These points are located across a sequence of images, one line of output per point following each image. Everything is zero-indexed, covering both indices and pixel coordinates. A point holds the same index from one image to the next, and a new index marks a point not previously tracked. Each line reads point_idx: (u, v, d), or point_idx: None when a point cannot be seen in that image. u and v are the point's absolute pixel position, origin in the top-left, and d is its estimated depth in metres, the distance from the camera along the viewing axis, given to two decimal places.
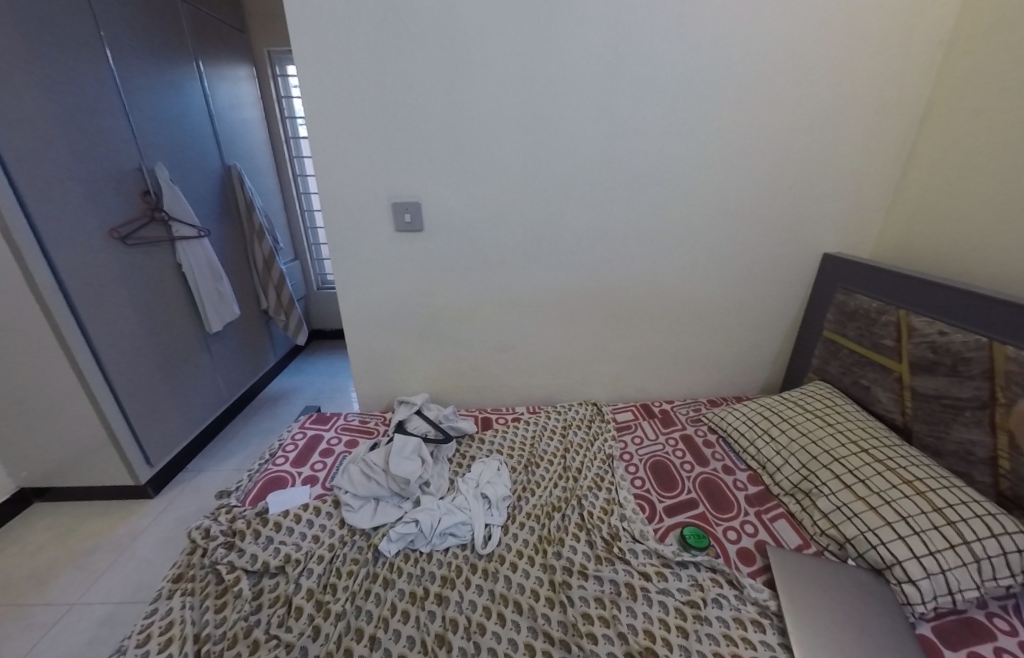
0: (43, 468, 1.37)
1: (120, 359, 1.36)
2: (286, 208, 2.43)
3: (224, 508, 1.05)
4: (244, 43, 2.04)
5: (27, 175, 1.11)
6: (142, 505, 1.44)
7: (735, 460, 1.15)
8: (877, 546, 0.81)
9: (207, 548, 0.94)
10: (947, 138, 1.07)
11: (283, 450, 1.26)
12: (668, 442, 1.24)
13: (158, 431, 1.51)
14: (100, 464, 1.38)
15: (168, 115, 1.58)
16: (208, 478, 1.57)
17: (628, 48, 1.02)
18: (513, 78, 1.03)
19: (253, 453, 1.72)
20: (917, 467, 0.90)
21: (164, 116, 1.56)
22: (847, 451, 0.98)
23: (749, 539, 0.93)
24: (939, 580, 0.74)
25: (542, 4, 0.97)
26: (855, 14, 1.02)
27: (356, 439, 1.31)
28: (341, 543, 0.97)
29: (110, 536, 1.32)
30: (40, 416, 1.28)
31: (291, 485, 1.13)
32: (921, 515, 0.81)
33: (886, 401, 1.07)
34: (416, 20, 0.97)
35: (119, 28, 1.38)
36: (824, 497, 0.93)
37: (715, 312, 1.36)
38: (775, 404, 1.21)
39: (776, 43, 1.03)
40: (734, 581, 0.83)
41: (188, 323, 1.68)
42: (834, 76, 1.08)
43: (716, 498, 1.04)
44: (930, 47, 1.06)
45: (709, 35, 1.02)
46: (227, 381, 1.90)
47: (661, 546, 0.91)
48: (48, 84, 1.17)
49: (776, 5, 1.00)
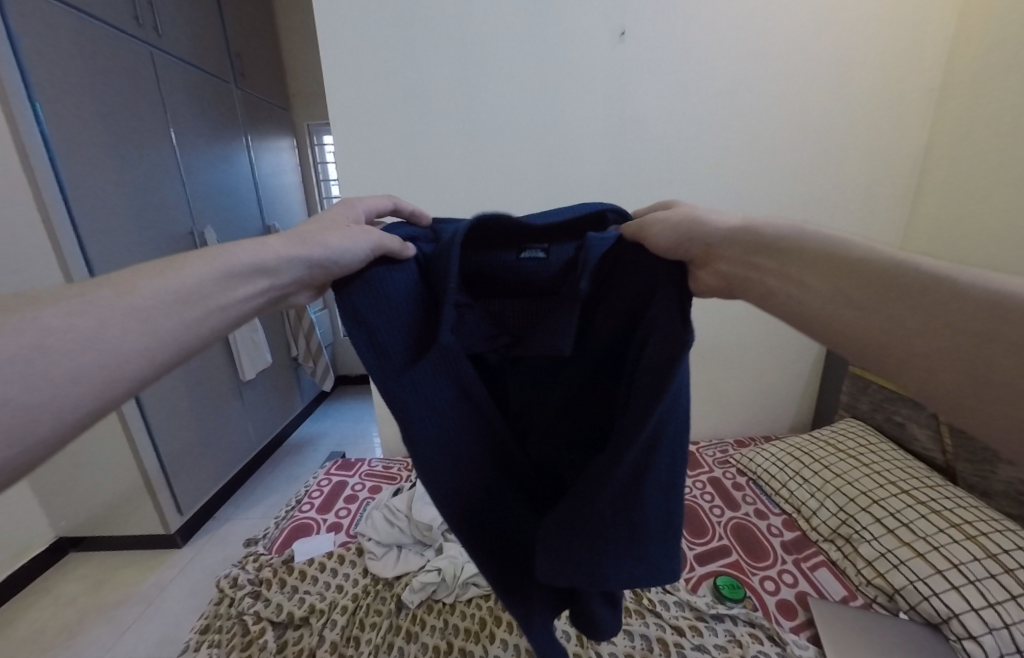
0: (81, 518, 1.42)
1: (161, 408, 1.45)
2: None
3: (252, 557, 1.09)
4: (287, 120, 2.31)
5: (98, 245, 1.28)
6: (170, 555, 1.46)
7: (768, 504, 1.11)
8: (930, 597, 0.75)
9: (234, 597, 0.98)
10: (948, 176, 1.13)
11: (309, 497, 1.29)
12: (695, 486, 1.20)
13: (191, 479, 1.57)
14: (135, 512, 1.43)
15: (217, 184, 1.79)
16: (234, 527, 1.59)
17: (632, 114, 1.12)
18: (527, 140, 1.13)
19: (278, 501, 1.75)
20: (963, 508, 0.86)
21: (214, 186, 1.76)
22: (886, 493, 0.93)
23: (788, 590, 0.88)
24: (1004, 637, 0.68)
25: (556, 82, 1.08)
26: (844, 71, 1.11)
27: (380, 485, 1.32)
28: (364, 593, 0.97)
29: (139, 588, 1.33)
30: (76, 465, 1.34)
31: (316, 533, 1.14)
32: (975, 562, 0.76)
33: (925, 440, 1.03)
34: (441, 103, 1.08)
35: (185, 116, 1.62)
36: (866, 543, 0.88)
37: (735, 350, 1.35)
38: (806, 444, 1.17)
39: (774, 103, 1.12)
40: (775, 637, 0.78)
41: (224, 371, 1.77)
42: (836, 124, 1.15)
43: (750, 545, 0.99)
44: (919, 93, 1.13)
45: (708, 94, 1.11)
46: (256, 429, 1.97)
47: (693, 598, 0.86)
48: (122, 169, 1.36)
49: (774, 68, 1.09)
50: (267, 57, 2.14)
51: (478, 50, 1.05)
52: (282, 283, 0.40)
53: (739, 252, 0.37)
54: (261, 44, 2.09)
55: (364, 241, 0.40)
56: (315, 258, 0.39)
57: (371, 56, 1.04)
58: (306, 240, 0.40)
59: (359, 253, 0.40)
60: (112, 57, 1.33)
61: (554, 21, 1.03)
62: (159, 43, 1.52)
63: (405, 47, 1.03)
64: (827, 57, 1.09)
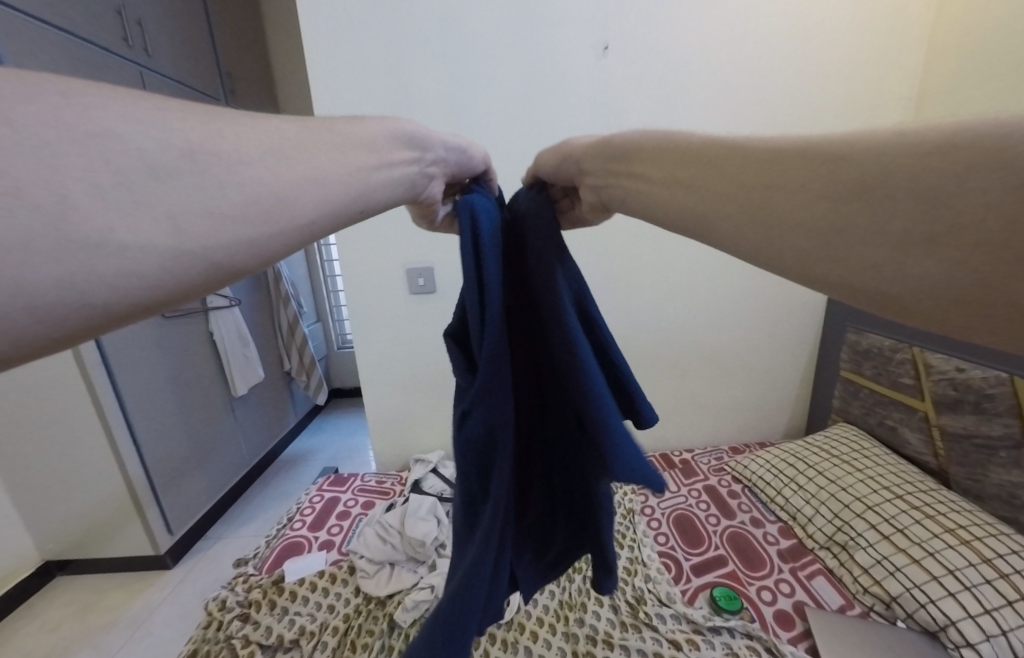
0: (66, 539, 1.39)
1: (148, 425, 1.42)
2: (310, 275, 2.54)
3: (242, 578, 1.07)
4: None
5: None
6: (160, 577, 1.43)
7: (763, 512, 1.10)
8: (926, 605, 0.75)
9: (222, 621, 0.96)
10: None
11: (301, 515, 1.26)
12: (691, 494, 1.18)
13: (180, 498, 1.53)
14: (123, 533, 1.40)
15: None
16: (225, 547, 1.56)
17: (616, 124, 1.13)
18: (517, 152, 1.14)
19: (271, 518, 1.72)
20: (957, 513, 0.85)
21: None
22: (880, 498, 0.93)
23: (786, 600, 0.87)
24: (1002, 644, 0.67)
25: (541, 95, 1.09)
26: (825, 80, 1.12)
27: (373, 501, 1.30)
28: (356, 614, 0.95)
29: (127, 611, 1.30)
30: (62, 483, 1.31)
31: (308, 552, 1.12)
32: (970, 568, 0.75)
33: (916, 443, 1.03)
34: (429, 115, 1.09)
35: None
36: (862, 551, 0.87)
37: (727, 355, 1.34)
38: (800, 450, 1.17)
39: (757, 113, 1.14)
40: (773, 649, 0.77)
41: (215, 386, 1.75)
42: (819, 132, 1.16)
43: (747, 555, 0.98)
44: (898, 104, 1.16)
45: (694, 105, 1.12)
46: (248, 445, 1.95)
47: (690, 610, 0.85)
48: None
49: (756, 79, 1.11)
50: (258, 76, 2.16)
51: (468, 66, 1.06)
52: (425, 161, 0.44)
53: (608, 173, 0.44)
54: (253, 64, 2.12)
55: (479, 150, 0.53)
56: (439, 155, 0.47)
57: (361, 74, 1.05)
58: (438, 134, 0.46)
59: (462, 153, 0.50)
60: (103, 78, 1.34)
61: (541, 36, 1.05)
62: (149, 63, 1.53)
63: (394, 64, 1.04)
64: (810, 68, 1.11)
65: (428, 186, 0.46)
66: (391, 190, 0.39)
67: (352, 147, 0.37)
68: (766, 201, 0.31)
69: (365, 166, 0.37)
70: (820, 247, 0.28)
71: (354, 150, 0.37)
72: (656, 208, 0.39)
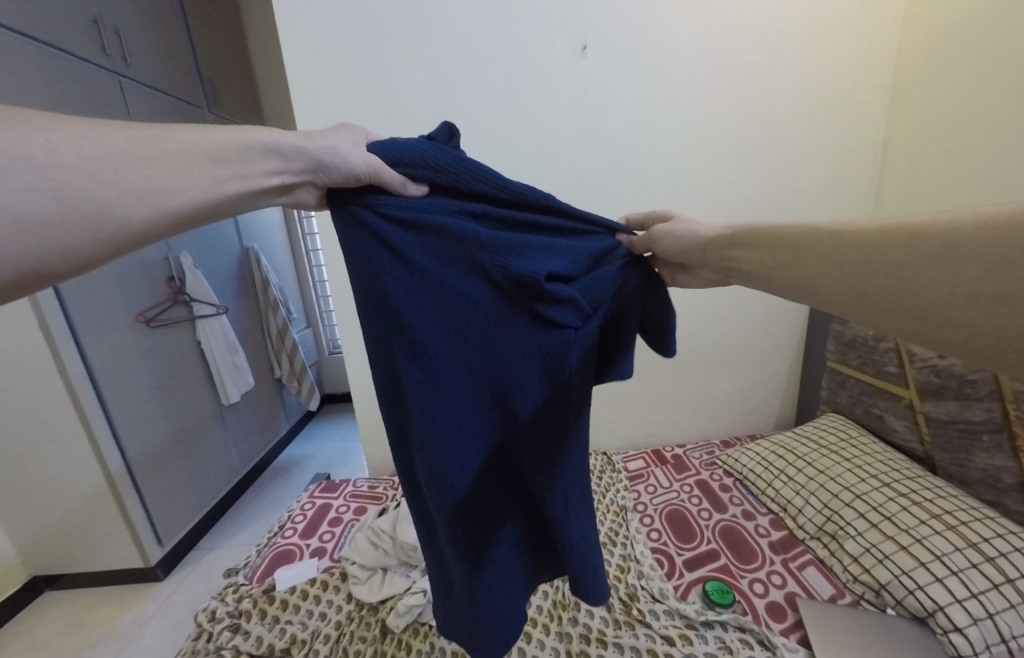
0: (54, 553, 1.37)
1: (135, 436, 1.40)
2: (298, 281, 2.53)
3: (232, 587, 1.05)
4: None
5: (71, 282, 1.25)
6: (152, 589, 1.41)
7: (755, 505, 1.10)
8: (915, 591, 0.75)
9: (212, 632, 0.94)
10: (906, 170, 1.16)
11: (292, 522, 1.25)
12: (683, 490, 1.18)
13: (169, 508, 1.52)
14: (112, 546, 1.38)
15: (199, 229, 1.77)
16: (217, 558, 1.54)
17: (595, 121, 1.13)
18: (500, 149, 1.14)
19: (263, 527, 1.70)
20: (944, 499, 0.86)
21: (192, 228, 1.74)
22: (868, 487, 0.93)
23: (777, 591, 0.87)
24: (989, 627, 0.67)
25: (521, 94, 1.10)
26: (801, 74, 1.14)
27: (365, 506, 1.29)
28: (348, 620, 0.94)
29: (118, 625, 1.28)
30: (47, 495, 1.29)
31: (299, 559, 1.11)
32: (956, 553, 0.76)
33: (902, 430, 1.04)
34: (410, 117, 1.09)
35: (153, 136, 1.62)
36: (851, 539, 0.88)
37: (713, 349, 1.35)
38: (790, 441, 1.17)
39: (734, 110, 1.15)
40: (765, 641, 0.77)
41: (205, 395, 1.74)
42: (795, 127, 1.18)
43: (739, 547, 0.98)
44: (872, 98, 1.18)
45: (674, 103, 1.13)
46: (240, 454, 1.93)
47: (683, 606, 0.84)
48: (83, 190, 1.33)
49: (732, 73, 1.12)
50: (239, 81, 2.15)
51: (447, 72, 1.06)
52: (293, 171, 0.38)
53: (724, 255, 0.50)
54: (233, 67, 2.10)
55: (361, 159, 0.40)
56: (319, 158, 0.39)
57: (337, 76, 1.05)
58: (312, 135, 0.40)
59: (355, 165, 0.40)
60: (81, 85, 1.34)
61: (518, 34, 1.05)
62: (127, 71, 1.52)
63: (373, 69, 1.04)
64: (787, 62, 1.13)
65: (294, 195, 0.41)
66: (243, 205, 0.37)
67: (203, 155, 0.34)
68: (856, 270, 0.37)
69: (213, 178, 0.34)
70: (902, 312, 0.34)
71: (201, 161, 0.34)
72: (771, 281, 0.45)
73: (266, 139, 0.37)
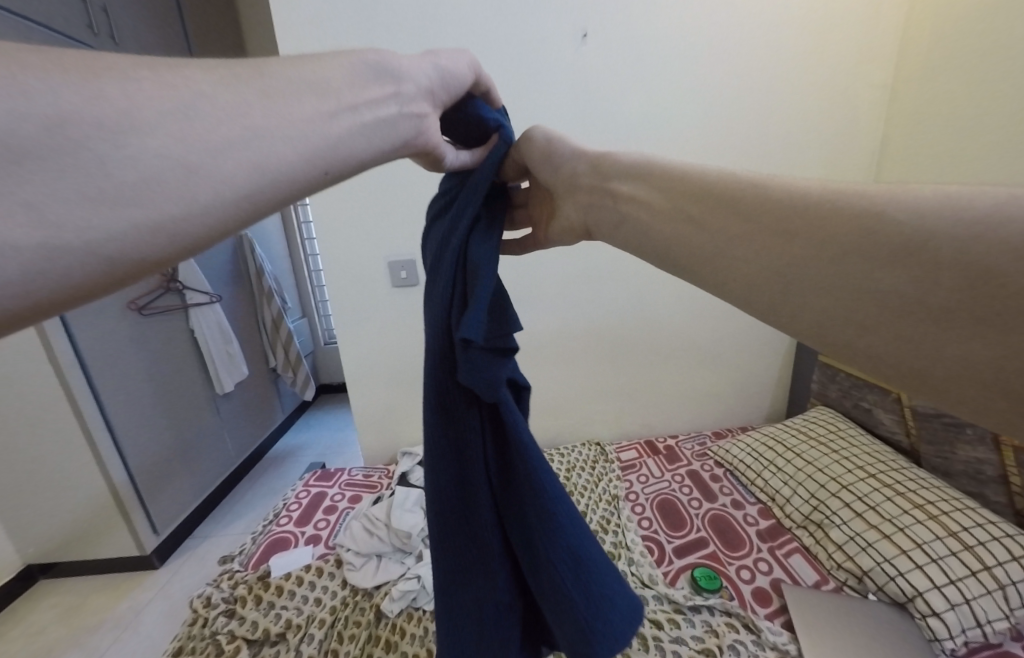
0: (48, 541, 1.36)
1: (129, 424, 1.40)
2: (294, 270, 2.51)
3: (227, 574, 1.06)
4: None
5: None
6: (147, 576, 1.42)
7: (744, 495, 1.12)
8: (896, 578, 0.77)
9: (208, 617, 0.95)
10: (901, 168, 1.16)
11: (287, 511, 1.26)
12: (674, 480, 1.20)
13: (164, 497, 1.52)
14: (106, 534, 1.38)
15: None
16: (212, 546, 1.55)
17: (594, 112, 1.12)
18: None
19: (258, 515, 1.71)
20: (927, 490, 0.88)
21: None
22: (855, 478, 0.96)
23: (763, 578, 0.89)
24: (965, 612, 0.70)
25: (519, 83, 1.09)
26: (801, 68, 1.13)
27: (360, 495, 1.30)
28: (343, 606, 0.95)
29: (114, 611, 1.29)
30: (41, 483, 1.29)
31: (294, 547, 1.12)
32: (937, 542, 0.78)
33: (889, 424, 1.06)
34: None
35: None
36: (836, 528, 0.90)
37: (707, 342, 1.36)
38: (780, 433, 1.19)
39: (733, 102, 1.14)
40: (751, 625, 0.79)
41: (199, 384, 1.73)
42: (794, 121, 1.18)
43: (727, 536, 1.00)
44: (871, 93, 1.17)
45: (673, 95, 1.12)
46: (235, 443, 1.93)
47: (671, 591, 0.86)
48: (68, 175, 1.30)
49: (731, 65, 1.11)
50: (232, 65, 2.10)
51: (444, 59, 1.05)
52: (412, 93, 0.36)
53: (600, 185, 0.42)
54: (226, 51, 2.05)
55: (462, 66, 0.42)
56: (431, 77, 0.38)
57: None
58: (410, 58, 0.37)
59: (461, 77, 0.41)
60: None
61: (518, 22, 1.03)
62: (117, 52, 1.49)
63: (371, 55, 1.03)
64: (787, 54, 1.12)
65: (425, 123, 0.37)
66: (391, 137, 0.33)
67: (303, 88, 0.28)
68: (788, 243, 0.29)
69: (326, 112, 0.29)
70: (844, 309, 0.26)
71: (309, 91, 0.28)
72: (651, 240, 0.38)
73: (376, 58, 0.34)
